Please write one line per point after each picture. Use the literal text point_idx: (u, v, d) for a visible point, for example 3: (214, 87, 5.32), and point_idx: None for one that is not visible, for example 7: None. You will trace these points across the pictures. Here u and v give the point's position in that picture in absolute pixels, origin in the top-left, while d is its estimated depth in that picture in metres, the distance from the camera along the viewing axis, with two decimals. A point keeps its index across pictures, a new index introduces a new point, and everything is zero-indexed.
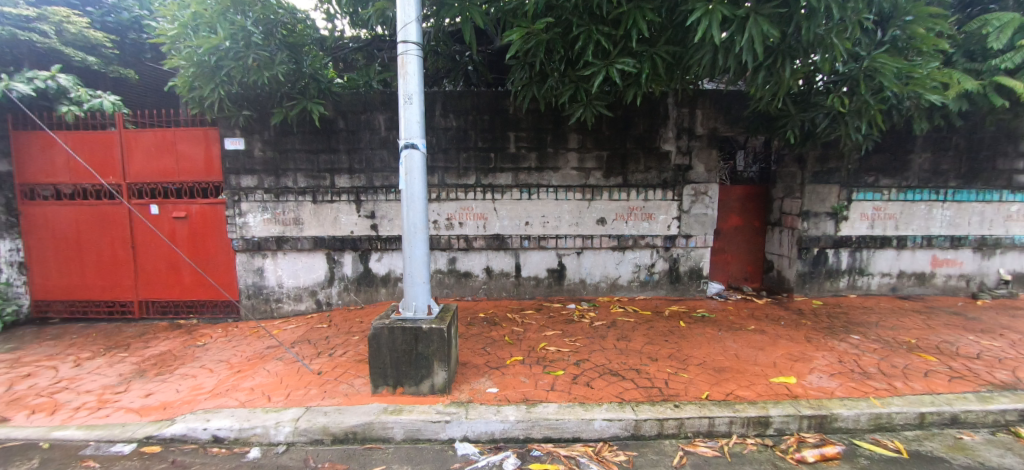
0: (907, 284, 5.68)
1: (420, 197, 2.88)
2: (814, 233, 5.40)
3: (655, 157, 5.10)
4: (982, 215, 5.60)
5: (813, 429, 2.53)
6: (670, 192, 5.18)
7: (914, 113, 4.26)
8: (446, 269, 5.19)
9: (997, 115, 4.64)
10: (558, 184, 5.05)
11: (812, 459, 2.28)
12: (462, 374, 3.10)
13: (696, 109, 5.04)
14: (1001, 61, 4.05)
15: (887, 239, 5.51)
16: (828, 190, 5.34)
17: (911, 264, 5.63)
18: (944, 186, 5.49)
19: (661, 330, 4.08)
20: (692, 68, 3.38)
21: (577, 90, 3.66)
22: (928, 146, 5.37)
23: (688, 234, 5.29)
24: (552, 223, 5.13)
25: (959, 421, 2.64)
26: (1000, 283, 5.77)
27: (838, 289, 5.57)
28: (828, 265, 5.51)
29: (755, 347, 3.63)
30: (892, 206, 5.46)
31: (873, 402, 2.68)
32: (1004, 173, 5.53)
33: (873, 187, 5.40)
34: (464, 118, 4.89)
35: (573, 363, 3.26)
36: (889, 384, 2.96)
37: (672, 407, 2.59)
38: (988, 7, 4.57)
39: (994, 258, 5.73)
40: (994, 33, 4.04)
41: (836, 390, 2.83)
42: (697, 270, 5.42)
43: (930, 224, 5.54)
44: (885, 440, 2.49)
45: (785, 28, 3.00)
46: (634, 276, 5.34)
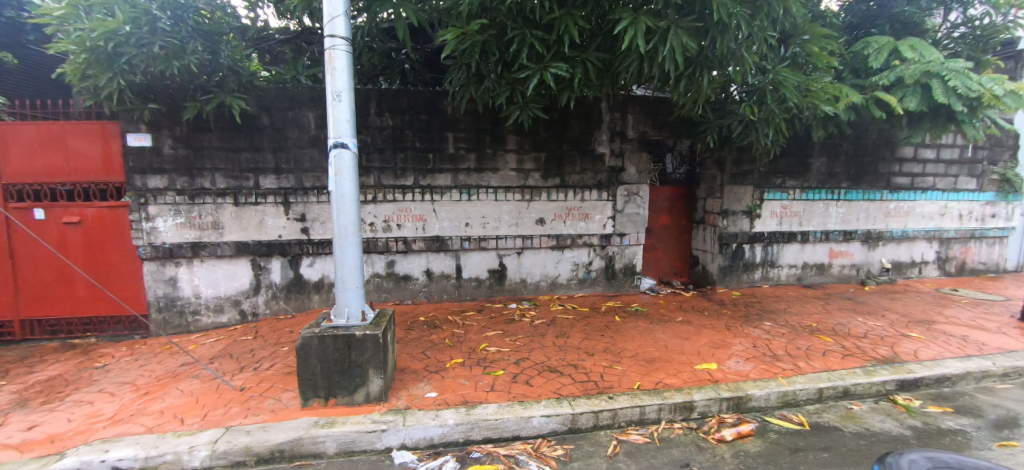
0: (810, 274, 6.35)
1: (351, 198, 2.76)
2: (733, 229, 5.88)
3: (590, 159, 5.29)
4: (868, 212, 6.41)
5: (731, 409, 2.76)
6: (604, 192, 5.40)
7: (812, 122, 4.78)
8: (384, 273, 5.02)
9: (877, 125, 5.33)
10: (497, 185, 5.08)
11: (731, 438, 2.46)
12: (400, 380, 3.02)
13: (626, 113, 5.29)
14: (879, 78, 4.63)
15: (792, 234, 6.13)
16: (744, 190, 5.83)
17: (813, 256, 6.31)
18: (837, 187, 6.21)
19: (598, 325, 4.24)
20: (621, 74, 3.54)
21: (513, 92, 3.69)
22: (824, 152, 6.05)
23: (622, 233, 5.55)
24: (491, 224, 5.14)
25: (850, 393, 3.01)
26: (883, 271, 6.64)
27: (753, 280, 6.11)
28: (745, 259, 6.02)
29: (682, 337, 3.88)
30: (797, 204, 6.09)
31: (781, 381, 2.97)
32: (884, 176, 6.37)
33: (781, 188, 5.99)
34: (400, 117, 4.77)
35: (513, 362, 3.29)
36: (794, 364, 3.30)
37: (606, 399, 2.69)
38: (869, 32, 5.27)
39: (878, 249, 6.58)
40: (874, 54, 4.70)
41: (750, 373, 3.10)
42: (631, 267, 5.69)
43: (827, 220, 6.24)
44: (791, 415, 2.77)
45: (702, 41, 3.23)
46: (573, 274, 5.51)
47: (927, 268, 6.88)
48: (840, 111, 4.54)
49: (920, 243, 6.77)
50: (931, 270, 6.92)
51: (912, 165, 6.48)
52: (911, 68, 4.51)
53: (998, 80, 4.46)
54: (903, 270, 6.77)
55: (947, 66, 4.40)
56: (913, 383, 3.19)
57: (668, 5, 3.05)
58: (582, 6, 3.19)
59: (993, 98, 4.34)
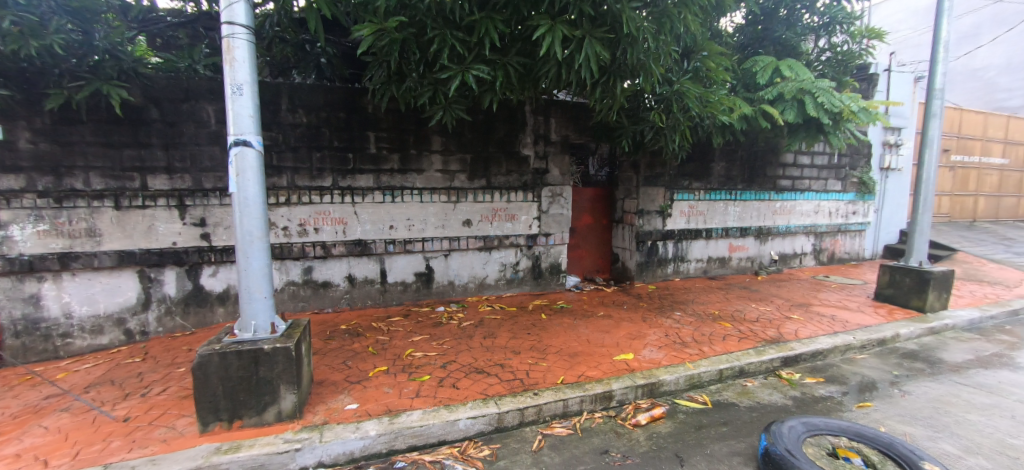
0: (713, 267, 7.02)
1: (256, 201, 2.54)
2: (648, 228, 6.32)
3: (514, 161, 5.38)
4: (759, 210, 7.23)
5: (645, 395, 2.96)
6: (529, 194, 5.52)
7: (712, 130, 5.28)
8: (300, 280, 4.69)
9: (765, 133, 6.04)
10: (422, 186, 4.98)
11: (644, 422, 2.64)
12: (317, 394, 2.84)
13: (549, 117, 5.45)
14: (765, 93, 5.23)
15: (698, 231, 6.73)
16: (657, 191, 6.29)
17: (715, 250, 6.98)
18: (735, 188, 6.93)
19: (525, 324, 4.32)
20: (540, 80, 3.64)
21: (435, 93, 3.64)
22: (723, 156, 6.72)
23: (547, 233, 5.71)
24: (417, 226, 5.02)
25: (745, 372, 3.37)
26: (772, 262, 7.53)
27: (666, 274, 6.61)
28: (658, 255, 6.49)
29: (603, 330, 4.09)
30: (701, 204, 6.70)
31: (688, 365, 3.24)
32: (771, 178, 7.23)
33: (688, 189, 6.54)
34: (315, 114, 4.49)
35: (440, 366, 3.25)
36: (700, 349, 3.62)
37: (531, 395, 2.76)
38: (757, 51, 5.95)
39: (767, 243, 7.44)
40: (760, 71, 5.34)
41: (662, 360, 3.35)
42: (556, 265, 5.88)
43: (727, 218, 6.94)
44: (697, 396, 3.04)
45: (614, 52, 3.43)
46: (500, 274, 5.56)
47: (805, 258, 7.93)
48: (735, 121, 5.06)
49: (800, 237, 7.79)
50: (809, 260, 7.98)
51: (793, 169, 7.43)
52: (789, 85, 5.16)
53: (854, 98, 5.27)
54: (787, 261, 7.73)
55: (816, 85, 5.11)
56: (794, 359, 3.66)
57: (582, 15, 3.20)
58: (501, 11, 3.23)
59: (850, 113, 5.12)
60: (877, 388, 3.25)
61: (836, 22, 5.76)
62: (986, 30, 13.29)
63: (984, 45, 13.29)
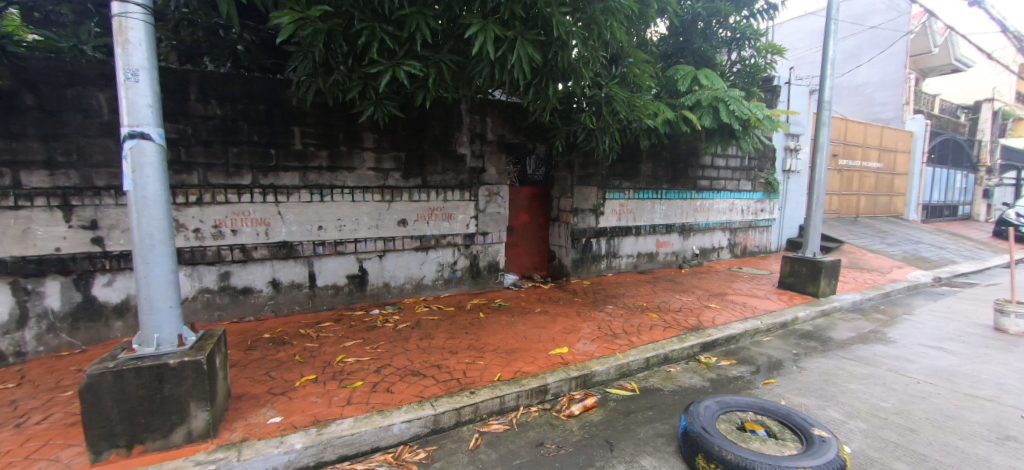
0: (642, 261, 7.43)
1: (158, 200, 2.30)
2: (582, 225, 6.54)
3: (450, 160, 5.32)
4: (682, 208, 7.77)
5: (579, 387, 3.07)
6: (466, 193, 5.50)
7: (639, 132, 5.58)
8: (216, 287, 4.30)
9: (685, 137, 6.50)
10: (354, 185, 4.77)
11: (578, 412, 2.74)
12: (235, 409, 2.62)
13: (485, 116, 5.46)
14: (685, 99, 5.62)
15: (628, 228, 7.09)
16: (590, 191, 6.53)
17: (644, 246, 7.39)
18: (660, 188, 7.38)
19: (462, 323, 4.30)
20: (474, 78, 3.64)
21: (365, 87, 3.50)
22: (650, 158, 7.14)
23: (484, 232, 5.72)
24: (349, 226, 4.80)
25: (669, 358, 3.61)
26: (694, 256, 8.12)
27: (600, 270, 6.90)
28: (592, 251, 6.74)
29: (539, 326, 4.18)
30: (631, 202, 7.06)
31: (618, 356, 3.41)
32: (692, 179, 7.80)
33: (618, 188, 6.87)
34: (230, 106, 4.14)
35: (373, 370, 3.14)
36: (629, 340, 3.82)
37: (468, 394, 2.75)
38: (679, 61, 6.39)
39: (690, 239, 8.02)
40: (681, 79, 5.72)
41: (595, 352, 3.50)
42: (494, 264, 5.90)
43: (653, 216, 7.38)
44: (626, 384, 3.21)
45: (546, 54, 3.51)
46: (438, 274, 5.47)
47: (722, 252, 8.64)
48: (659, 125, 5.39)
49: (718, 233, 8.48)
50: (725, 253, 8.71)
51: (710, 170, 8.08)
52: (706, 93, 5.59)
53: (760, 107, 5.83)
54: (707, 255, 8.38)
55: (728, 94, 5.57)
56: (711, 344, 3.99)
57: (514, 16, 3.24)
58: (432, 7, 3.18)
59: (757, 120, 5.66)
60: (781, 367, 3.62)
61: (746, 38, 6.34)
62: (864, 52, 15.31)
63: (862, 64, 15.30)
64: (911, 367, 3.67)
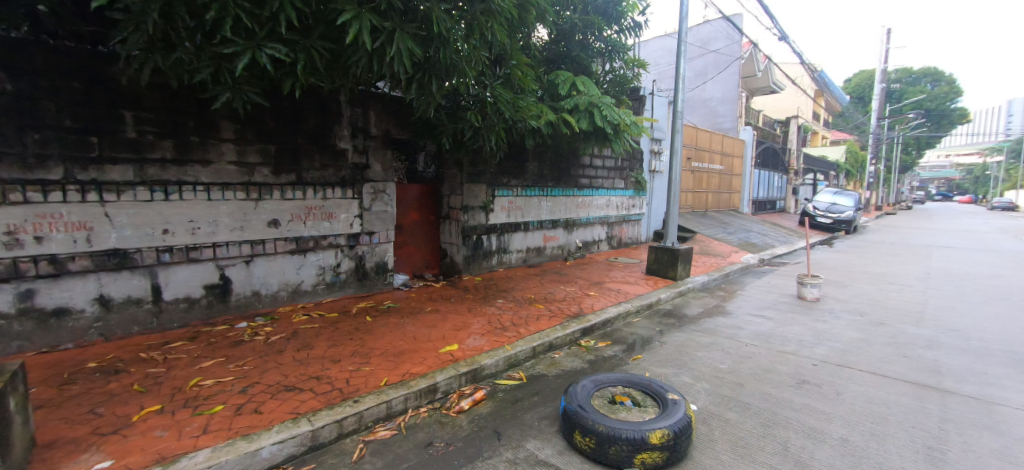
0: (531, 256, 7.76)
1: None
2: (472, 222, 6.59)
3: (329, 155, 4.93)
4: (565, 205, 8.29)
5: (469, 382, 3.09)
6: (348, 190, 5.15)
7: (524, 132, 5.80)
8: (13, 311, 3.39)
9: (566, 138, 6.93)
10: (209, 181, 4.15)
11: (467, 407, 2.76)
12: (43, 460, 2.11)
13: (367, 109, 5.18)
14: (565, 102, 5.98)
15: (517, 224, 7.34)
16: (479, 188, 6.60)
17: (532, 241, 7.73)
18: (545, 185, 7.79)
19: (346, 329, 4.04)
20: (350, 68, 3.42)
21: (218, 69, 3.06)
22: (535, 157, 7.48)
23: (370, 231, 5.43)
24: (204, 229, 4.16)
25: (553, 346, 3.85)
26: (577, 249, 8.73)
27: (491, 266, 7.02)
28: (483, 248, 6.84)
29: (430, 325, 4.12)
30: (519, 199, 7.32)
31: (507, 348, 3.52)
32: (573, 177, 8.38)
33: (507, 186, 7.07)
34: (29, 82, 3.30)
35: (238, 391, 2.78)
36: (517, 331, 3.98)
37: (351, 403, 2.60)
38: (560, 67, 6.80)
39: (573, 233, 8.60)
40: (562, 83, 6.08)
41: (484, 346, 3.56)
42: (381, 265, 5.64)
43: (540, 212, 7.76)
44: (514, 373, 3.33)
45: (427, 49, 3.45)
46: (318, 279, 5.04)
47: (601, 244, 9.44)
48: (542, 126, 5.65)
49: (597, 227, 9.24)
50: (604, 245, 9.53)
51: (589, 170, 8.77)
52: (583, 98, 6.03)
53: (627, 113, 6.50)
54: (589, 247, 9.08)
55: (602, 100, 6.10)
56: (590, 329, 4.34)
57: (391, 7, 3.11)
58: None
59: (625, 125, 6.31)
60: (648, 343, 4.09)
61: (617, 50, 6.99)
62: (709, 71, 18.02)
63: (708, 82, 18.00)
64: (743, 333, 4.43)
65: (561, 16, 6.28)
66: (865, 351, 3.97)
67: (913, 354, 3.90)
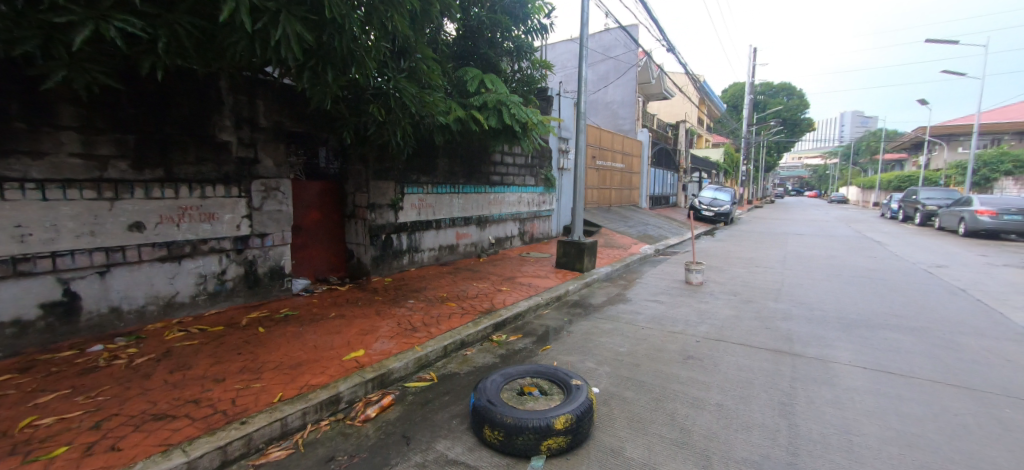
0: (444, 254, 7.63)
1: None
2: (380, 221, 6.28)
3: (208, 148, 4.36)
4: (477, 202, 8.30)
5: (376, 388, 2.95)
6: (233, 188, 4.60)
7: (433, 128, 5.65)
8: None
9: (476, 136, 6.92)
10: (44, 177, 3.42)
11: (374, 414, 2.63)
12: None
13: (254, 98, 4.67)
14: (474, 99, 5.95)
15: (428, 222, 7.17)
16: (387, 185, 6.31)
17: (445, 239, 7.61)
18: (457, 183, 7.72)
19: (233, 343, 3.61)
20: (228, 50, 3.04)
21: (49, 42, 2.52)
22: (445, 154, 7.38)
23: (261, 233, 4.91)
24: (39, 235, 3.43)
25: (465, 343, 3.83)
26: (490, 245, 8.79)
27: (402, 265, 6.77)
28: (393, 247, 6.56)
29: (332, 332, 3.85)
30: (429, 197, 7.15)
31: (416, 349, 3.43)
32: (484, 174, 8.43)
33: (416, 183, 6.85)
34: None
35: (89, 427, 2.34)
36: (427, 331, 3.89)
37: (236, 426, 2.33)
38: (469, 64, 6.77)
39: (486, 229, 8.65)
40: (470, 80, 6.03)
41: (392, 349, 3.43)
42: (277, 269, 5.14)
43: (452, 209, 7.67)
44: (425, 374, 3.25)
45: (320, 35, 3.19)
46: (198, 289, 4.44)
47: (514, 240, 9.62)
48: (451, 122, 5.53)
49: (510, 223, 9.41)
50: (516, 241, 9.73)
51: (501, 167, 8.89)
52: (491, 96, 6.03)
53: (535, 112, 6.58)
54: (502, 244, 9.20)
55: (510, 98, 6.10)
56: (501, 324, 4.40)
57: None
58: None
59: (533, 124, 6.39)
60: (557, 334, 4.26)
61: (524, 51, 7.13)
62: (610, 76, 19.30)
63: (610, 85, 19.28)
64: (640, 318, 4.83)
65: (468, 12, 6.24)
66: (737, 326, 4.55)
67: (773, 326, 4.56)
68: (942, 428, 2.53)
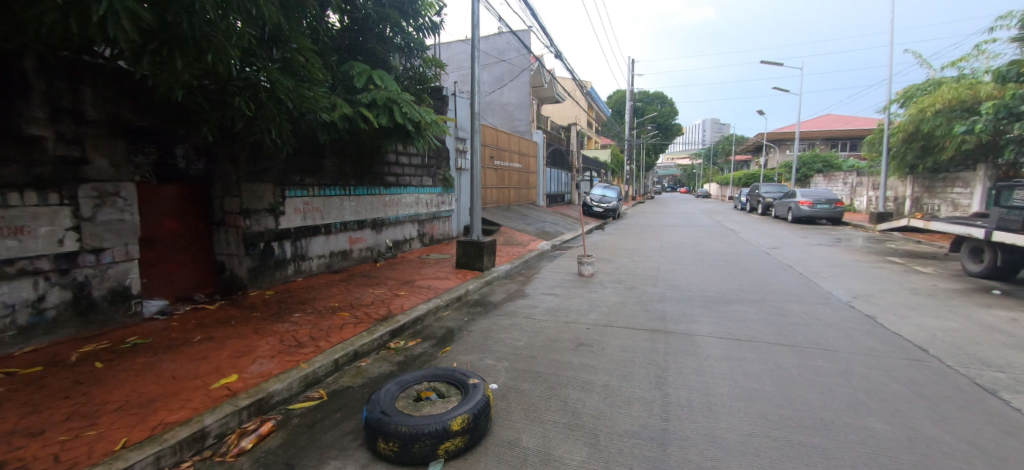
0: (336, 260, 7.08)
1: None
2: (257, 229, 5.62)
3: (11, 145, 3.48)
4: (372, 204, 7.89)
5: (253, 415, 2.64)
6: (52, 194, 3.73)
7: (315, 126, 5.15)
8: None
9: (366, 135, 6.53)
10: None
11: (250, 445, 2.34)
12: None
13: (79, 85, 3.84)
14: (362, 96, 5.54)
15: (316, 227, 6.61)
16: (264, 188, 5.67)
17: (336, 244, 7.08)
18: (347, 184, 7.25)
19: (58, 385, 2.94)
20: (35, 24, 2.49)
21: None
22: (332, 153, 6.89)
23: (97, 248, 4.07)
24: None
25: (358, 354, 3.62)
26: (388, 249, 8.40)
27: (286, 276, 6.13)
28: (274, 256, 5.91)
29: (198, 358, 3.35)
30: (316, 200, 6.59)
31: (301, 367, 3.14)
32: (378, 175, 8.07)
33: (300, 185, 6.26)
34: None
35: None
36: (315, 346, 3.59)
37: None
38: (356, 58, 6.39)
39: (382, 233, 8.25)
40: (357, 76, 5.63)
41: (272, 370, 3.10)
42: (120, 291, 4.30)
43: (343, 213, 7.17)
44: (312, 393, 2.99)
45: (165, 16, 2.74)
46: (3, 323, 3.51)
47: (413, 242, 9.33)
48: (337, 119, 5.08)
49: (408, 225, 9.10)
50: (416, 243, 9.46)
51: (395, 167, 8.58)
52: (380, 92, 5.64)
53: (428, 111, 6.24)
54: (400, 246, 8.85)
55: (400, 96, 5.75)
56: (399, 330, 4.24)
57: None
58: None
59: (426, 123, 6.09)
60: (457, 334, 4.24)
61: (416, 49, 6.92)
62: (504, 78, 19.81)
63: (504, 87, 19.77)
64: (537, 312, 5.03)
65: (354, 3, 5.85)
66: (622, 311, 5.00)
67: (651, 308, 5.09)
68: (775, 381, 3.05)
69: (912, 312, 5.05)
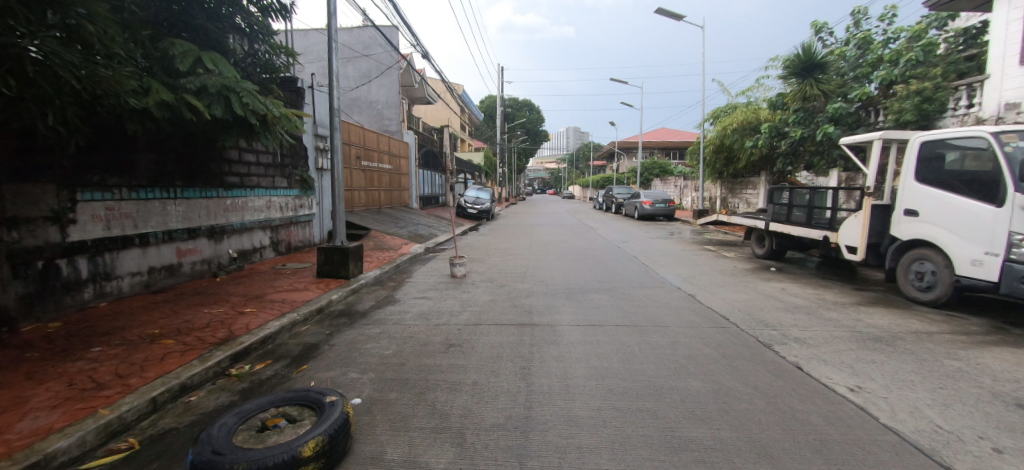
0: (157, 277, 5.85)
1: None
2: (31, 243, 4.33)
3: None
4: (207, 209, 6.75)
5: None
6: None
7: (120, 113, 4.09)
8: None
9: (194, 127, 5.48)
10: None
11: None
12: None
13: None
14: (188, 81, 4.59)
15: (127, 238, 5.38)
16: (41, 190, 4.40)
17: (158, 259, 5.86)
18: (172, 185, 6.07)
19: None
20: None
21: None
22: (147, 148, 5.68)
23: None
24: None
25: (186, 387, 3.06)
26: (231, 261, 7.25)
27: (81, 302, 4.84)
28: (60, 278, 4.62)
29: None
30: (126, 204, 5.36)
31: (99, 414, 2.52)
32: (214, 176, 6.95)
33: (100, 186, 5.02)
34: None
35: None
36: (122, 386, 2.91)
37: None
38: (180, 35, 5.32)
39: (223, 242, 7.11)
40: (180, 57, 4.64)
41: (54, 424, 2.41)
42: None
43: (166, 219, 5.97)
44: (118, 444, 2.42)
45: None
46: None
47: (265, 251, 8.25)
48: (152, 107, 4.14)
49: (256, 232, 7.99)
50: (268, 252, 8.37)
51: (237, 166, 7.49)
52: (210, 78, 4.73)
53: (275, 102, 5.41)
54: (246, 257, 7.72)
55: (240, 84, 4.89)
56: (243, 353, 3.70)
57: None
58: None
59: (274, 117, 5.24)
60: (317, 351, 3.86)
61: (260, 33, 6.01)
62: (371, 72, 18.79)
63: (371, 82, 18.78)
64: (407, 317, 4.86)
65: None
66: (493, 309, 5.13)
67: (520, 304, 5.34)
68: (621, 358, 3.46)
69: (721, 289, 6.21)
